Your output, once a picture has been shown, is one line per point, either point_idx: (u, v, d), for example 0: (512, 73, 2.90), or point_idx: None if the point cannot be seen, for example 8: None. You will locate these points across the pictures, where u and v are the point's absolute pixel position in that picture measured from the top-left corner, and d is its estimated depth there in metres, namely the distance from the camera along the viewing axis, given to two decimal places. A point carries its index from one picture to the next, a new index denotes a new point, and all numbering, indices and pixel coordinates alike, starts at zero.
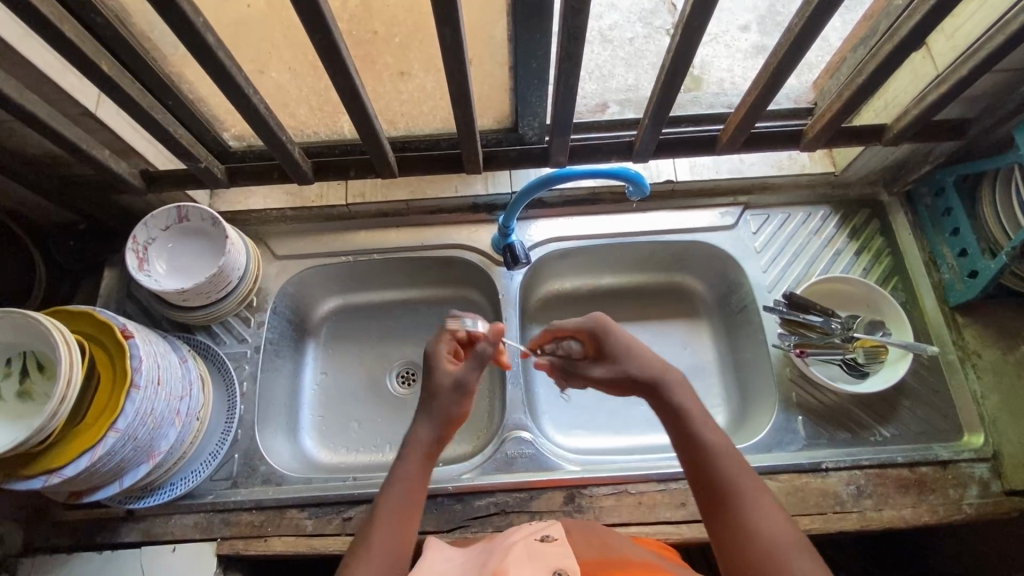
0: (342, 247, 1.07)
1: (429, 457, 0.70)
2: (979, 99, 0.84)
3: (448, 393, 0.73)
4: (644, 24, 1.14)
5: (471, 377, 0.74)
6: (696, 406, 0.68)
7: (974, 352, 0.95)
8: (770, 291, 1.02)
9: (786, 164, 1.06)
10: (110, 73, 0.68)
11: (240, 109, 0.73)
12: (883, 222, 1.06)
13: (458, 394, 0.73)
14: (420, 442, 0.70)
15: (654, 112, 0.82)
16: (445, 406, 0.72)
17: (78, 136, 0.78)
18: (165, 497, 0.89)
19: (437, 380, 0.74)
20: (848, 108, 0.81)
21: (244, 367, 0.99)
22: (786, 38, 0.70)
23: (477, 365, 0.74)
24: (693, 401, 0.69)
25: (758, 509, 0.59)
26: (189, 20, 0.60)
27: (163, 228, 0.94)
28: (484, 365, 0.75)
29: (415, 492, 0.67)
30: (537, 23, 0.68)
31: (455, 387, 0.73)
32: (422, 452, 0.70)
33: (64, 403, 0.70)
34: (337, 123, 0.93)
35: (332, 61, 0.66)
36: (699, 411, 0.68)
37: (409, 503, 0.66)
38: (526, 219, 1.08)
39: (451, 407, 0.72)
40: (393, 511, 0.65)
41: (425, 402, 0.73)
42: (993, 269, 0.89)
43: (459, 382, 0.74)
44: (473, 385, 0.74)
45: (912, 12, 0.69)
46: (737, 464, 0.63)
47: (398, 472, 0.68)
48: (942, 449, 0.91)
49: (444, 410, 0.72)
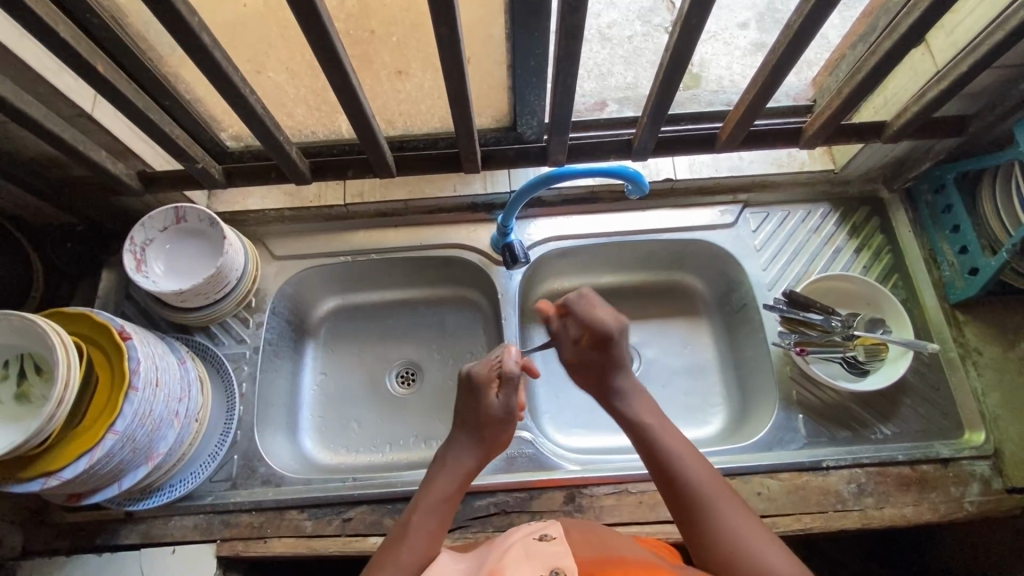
0: (341, 247, 1.07)
1: (467, 476, 0.78)
2: (980, 95, 0.84)
3: (494, 419, 0.80)
4: (642, 23, 1.14)
5: (513, 402, 0.81)
6: (660, 420, 0.79)
7: (974, 350, 0.95)
8: (770, 290, 1.02)
9: (785, 161, 1.06)
10: (106, 74, 0.67)
11: (237, 110, 0.73)
12: (882, 220, 1.05)
13: (506, 422, 0.81)
14: (459, 467, 0.78)
15: (653, 110, 0.81)
16: (491, 434, 0.80)
17: (74, 137, 0.77)
18: (163, 499, 0.89)
19: (481, 408, 0.80)
20: (848, 105, 0.81)
21: (243, 368, 0.99)
22: (785, 36, 0.70)
23: (514, 393, 0.81)
24: (656, 416, 0.79)
25: (729, 512, 0.68)
26: (184, 21, 0.59)
27: (161, 229, 0.94)
28: (518, 388, 0.81)
29: (444, 513, 0.74)
30: (535, 22, 0.68)
31: (500, 415, 0.80)
32: (458, 475, 0.77)
33: (61, 405, 0.70)
34: (334, 123, 0.92)
35: (327, 60, 0.66)
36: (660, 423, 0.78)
37: (439, 518, 0.73)
38: (525, 218, 1.08)
39: (495, 435, 0.80)
40: (422, 527, 0.71)
41: (470, 428, 0.81)
42: (993, 266, 0.88)
43: (505, 410, 0.80)
44: (517, 409, 0.81)
45: (912, 8, 0.69)
46: (702, 468, 0.72)
47: (432, 492, 0.75)
48: (943, 447, 0.91)
49: (492, 436, 0.80)
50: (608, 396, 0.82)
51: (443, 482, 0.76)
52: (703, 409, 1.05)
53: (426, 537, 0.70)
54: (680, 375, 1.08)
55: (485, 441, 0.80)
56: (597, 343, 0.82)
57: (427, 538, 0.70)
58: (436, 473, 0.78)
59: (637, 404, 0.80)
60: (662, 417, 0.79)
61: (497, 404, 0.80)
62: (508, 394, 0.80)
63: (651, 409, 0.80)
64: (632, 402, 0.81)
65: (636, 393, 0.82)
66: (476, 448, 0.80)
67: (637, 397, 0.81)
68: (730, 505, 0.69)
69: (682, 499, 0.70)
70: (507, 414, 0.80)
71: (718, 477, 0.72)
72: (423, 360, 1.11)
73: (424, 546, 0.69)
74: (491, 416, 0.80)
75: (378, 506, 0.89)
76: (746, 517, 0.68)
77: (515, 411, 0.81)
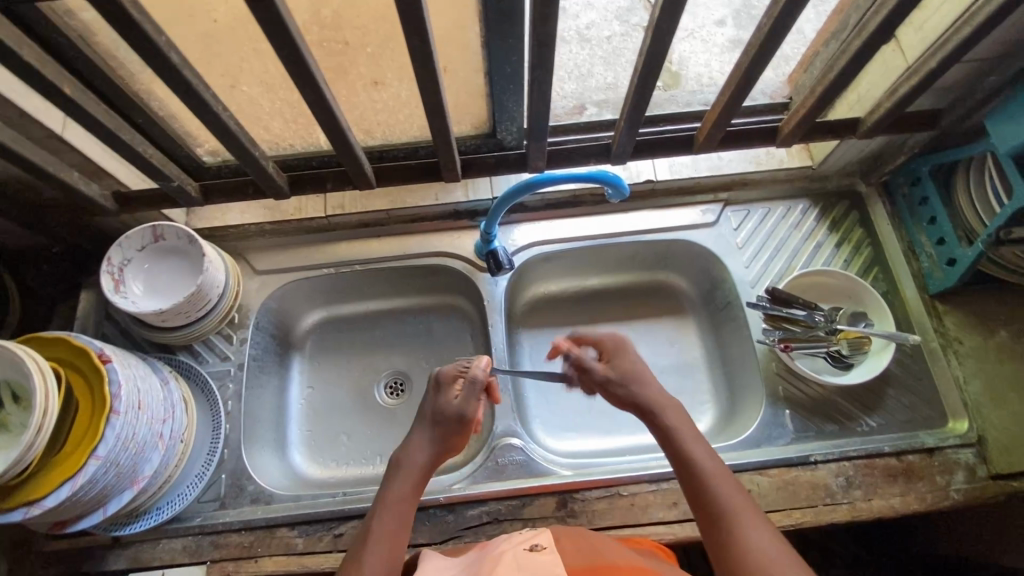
0: (324, 259, 1.06)
1: (425, 471, 0.76)
2: (950, 89, 0.85)
3: (449, 419, 0.80)
4: (621, 22, 1.15)
5: (473, 406, 0.81)
6: (691, 432, 0.73)
7: (955, 339, 0.96)
8: (752, 287, 1.02)
9: (764, 159, 1.07)
10: (74, 96, 0.66)
11: (211, 127, 0.72)
12: (861, 213, 1.06)
13: (462, 424, 0.80)
14: (415, 464, 0.76)
15: (629, 114, 0.81)
16: (447, 434, 0.79)
17: (45, 160, 0.76)
18: (149, 523, 0.88)
19: (442, 408, 0.80)
20: (821, 104, 0.82)
21: (228, 385, 0.98)
22: (756, 37, 0.70)
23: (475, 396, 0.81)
24: (690, 429, 0.74)
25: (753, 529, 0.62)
26: (151, 41, 0.58)
27: (138, 248, 0.92)
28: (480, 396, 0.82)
29: (404, 512, 0.72)
30: (509, 29, 0.68)
31: (460, 415, 0.80)
32: (414, 473, 0.75)
33: (40, 434, 0.69)
34: (312, 135, 0.91)
35: (299, 74, 0.65)
36: (694, 436, 0.73)
37: (399, 518, 0.71)
38: (508, 224, 1.08)
39: (450, 436, 0.79)
40: (383, 528, 0.69)
41: (428, 428, 0.80)
42: (970, 256, 0.90)
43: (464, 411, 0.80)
44: (473, 416, 0.81)
45: (880, 7, 0.70)
46: (731, 485, 0.66)
47: (389, 493, 0.73)
48: (927, 436, 0.92)
49: (449, 437, 0.79)
50: (648, 411, 0.76)
51: (399, 481, 0.75)
52: (692, 408, 1.05)
53: (387, 536, 0.69)
54: (669, 375, 1.08)
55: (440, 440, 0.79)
56: (614, 350, 0.84)
57: (389, 538, 0.68)
58: (390, 476, 0.76)
59: (670, 415, 0.75)
60: (696, 429, 0.74)
61: (455, 406, 0.80)
62: (470, 396, 0.81)
63: (687, 420, 0.75)
64: (667, 412, 0.76)
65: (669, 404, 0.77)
66: (429, 447, 0.78)
67: (673, 408, 0.76)
68: (757, 527, 0.62)
69: (711, 522, 0.64)
70: (464, 416, 0.80)
71: (748, 495, 0.66)
72: (411, 370, 1.10)
73: (387, 544, 0.68)
74: (448, 416, 0.80)
75: None
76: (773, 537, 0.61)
77: (472, 415, 0.80)
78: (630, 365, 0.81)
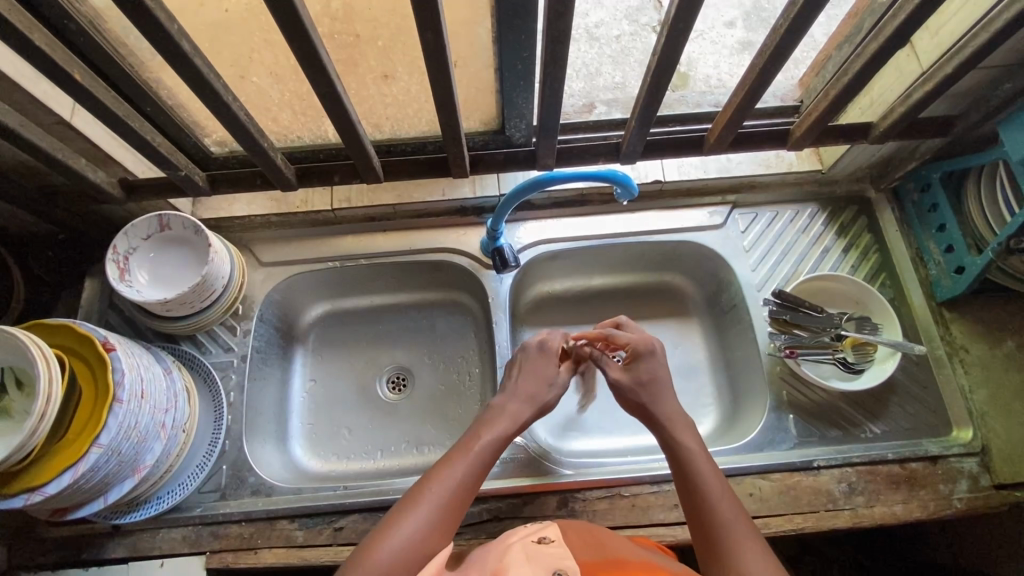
0: (330, 252, 1.06)
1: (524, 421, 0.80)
2: (965, 95, 0.84)
3: (546, 384, 0.84)
4: (629, 22, 1.16)
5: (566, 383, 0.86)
6: (699, 451, 0.74)
7: (961, 347, 0.96)
8: (758, 290, 1.02)
9: (773, 163, 1.06)
10: (83, 81, 0.66)
11: (220, 118, 0.72)
12: (870, 219, 1.06)
13: (552, 389, 0.84)
14: (519, 411, 0.80)
15: (640, 114, 0.81)
16: (544, 395, 0.83)
17: (52, 146, 0.76)
18: (150, 512, 0.87)
19: (545, 372, 0.85)
20: (834, 107, 0.81)
21: (230, 376, 0.98)
22: (772, 39, 0.70)
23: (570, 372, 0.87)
24: (697, 444, 0.75)
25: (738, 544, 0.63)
26: (163, 28, 0.58)
27: (144, 237, 0.92)
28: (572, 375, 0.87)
29: (499, 441, 0.76)
30: (522, 25, 0.67)
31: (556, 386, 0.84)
32: (516, 418, 0.79)
33: (43, 419, 0.69)
34: (320, 128, 0.91)
35: (310, 66, 0.65)
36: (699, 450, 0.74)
37: (493, 449, 0.75)
38: (515, 222, 1.07)
39: (548, 397, 0.83)
40: (483, 448, 0.74)
41: (532, 385, 0.83)
42: (979, 265, 0.89)
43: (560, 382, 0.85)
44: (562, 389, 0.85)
45: (896, 12, 0.69)
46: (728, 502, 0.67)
47: (488, 426, 0.78)
48: (931, 444, 0.91)
49: (544, 399, 0.83)
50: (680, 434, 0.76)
51: (501, 419, 0.78)
52: (694, 410, 1.05)
53: (478, 456, 0.73)
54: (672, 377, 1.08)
55: (537, 397, 0.83)
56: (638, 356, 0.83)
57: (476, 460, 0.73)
58: (485, 416, 0.80)
59: (685, 435, 0.76)
60: (704, 448, 0.75)
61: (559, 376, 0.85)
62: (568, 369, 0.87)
63: (696, 439, 0.75)
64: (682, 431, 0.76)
65: (688, 423, 0.78)
66: (531, 401, 0.81)
67: (688, 427, 0.77)
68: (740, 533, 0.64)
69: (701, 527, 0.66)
70: (561, 385, 0.85)
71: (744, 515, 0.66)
72: (413, 365, 1.10)
73: (471, 464, 0.72)
74: (549, 380, 0.84)
75: (369, 514, 0.88)
76: (754, 548, 0.62)
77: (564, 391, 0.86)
78: (644, 368, 0.82)
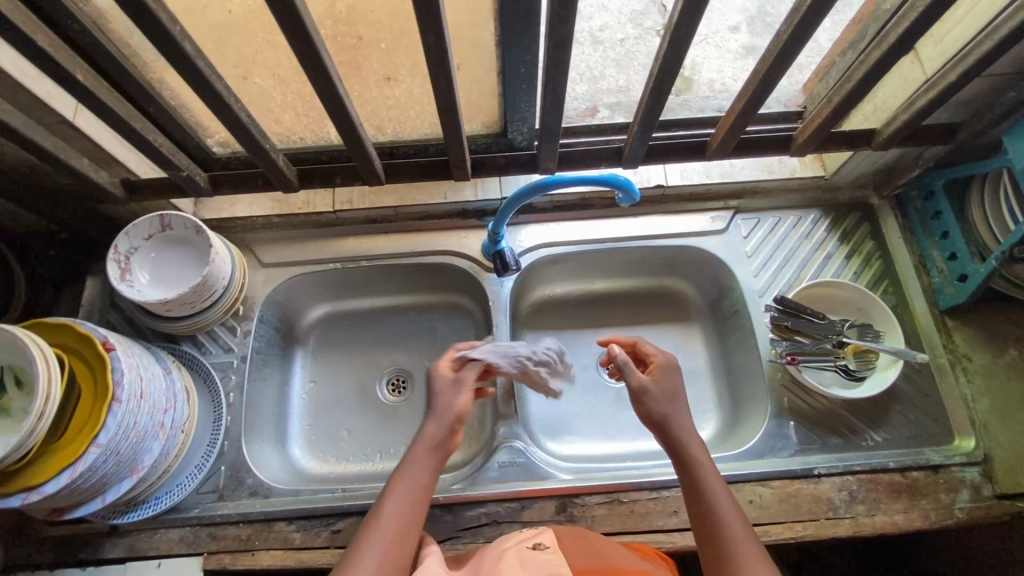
0: (331, 254, 1.06)
1: (448, 438, 0.76)
2: (969, 103, 0.84)
3: (454, 396, 0.79)
4: (634, 25, 1.16)
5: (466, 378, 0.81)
6: (708, 466, 0.72)
7: (964, 356, 0.95)
8: (760, 296, 1.02)
9: (776, 168, 1.05)
10: (86, 82, 0.66)
11: (223, 119, 0.72)
12: (873, 226, 1.06)
13: (458, 389, 0.80)
14: (431, 430, 0.76)
15: (642, 119, 0.81)
16: (448, 405, 0.78)
17: (55, 146, 0.76)
18: (148, 512, 0.87)
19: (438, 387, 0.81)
20: (837, 114, 0.81)
21: (230, 377, 0.98)
22: (775, 44, 0.69)
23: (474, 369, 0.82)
24: (707, 460, 0.73)
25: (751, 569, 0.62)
26: (165, 29, 0.58)
27: (145, 237, 0.92)
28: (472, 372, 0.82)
29: (424, 470, 0.73)
30: (525, 29, 0.67)
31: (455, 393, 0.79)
32: (429, 439, 0.75)
33: (41, 418, 0.69)
34: (322, 130, 0.91)
35: (312, 68, 0.65)
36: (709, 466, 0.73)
37: (423, 478, 0.72)
38: (516, 225, 1.07)
39: (456, 404, 0.78)
40: (406, 483, 0.71)
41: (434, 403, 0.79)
42: (982, 273, 0.88)
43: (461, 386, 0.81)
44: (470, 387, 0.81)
45: (900, 19, 0.69)
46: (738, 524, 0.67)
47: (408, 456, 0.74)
48: (933, 453, 0.91)
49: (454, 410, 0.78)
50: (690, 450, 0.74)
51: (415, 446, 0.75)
52: (694, 415, 1.05)
53: (408, 493, 0.71)
54: None
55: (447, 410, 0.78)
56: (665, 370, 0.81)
57: (408, 498, 0.70)
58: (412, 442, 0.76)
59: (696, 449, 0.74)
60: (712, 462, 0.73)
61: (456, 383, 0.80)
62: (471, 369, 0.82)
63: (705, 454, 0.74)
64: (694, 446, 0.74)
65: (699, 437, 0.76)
66: (438, 418, 0.77)
67: (699, 441, 0.75)
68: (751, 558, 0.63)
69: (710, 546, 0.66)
70: (461, 387, 0.80)
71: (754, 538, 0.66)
72: (413, 367, 1.10)
73: (405, 505, 0.70)
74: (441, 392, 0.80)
75: None
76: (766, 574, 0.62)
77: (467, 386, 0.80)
78: (665, 381, 0.79)
